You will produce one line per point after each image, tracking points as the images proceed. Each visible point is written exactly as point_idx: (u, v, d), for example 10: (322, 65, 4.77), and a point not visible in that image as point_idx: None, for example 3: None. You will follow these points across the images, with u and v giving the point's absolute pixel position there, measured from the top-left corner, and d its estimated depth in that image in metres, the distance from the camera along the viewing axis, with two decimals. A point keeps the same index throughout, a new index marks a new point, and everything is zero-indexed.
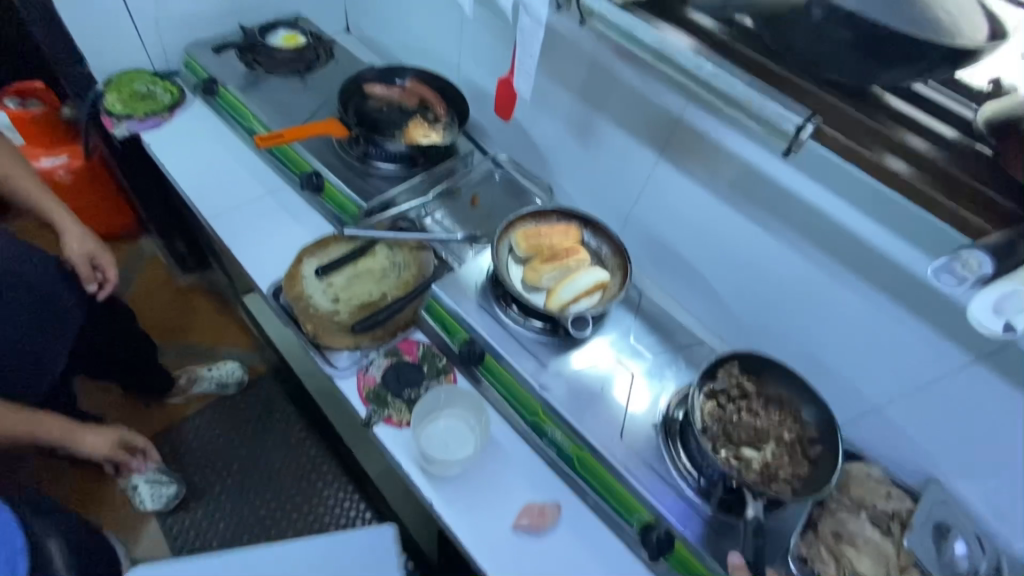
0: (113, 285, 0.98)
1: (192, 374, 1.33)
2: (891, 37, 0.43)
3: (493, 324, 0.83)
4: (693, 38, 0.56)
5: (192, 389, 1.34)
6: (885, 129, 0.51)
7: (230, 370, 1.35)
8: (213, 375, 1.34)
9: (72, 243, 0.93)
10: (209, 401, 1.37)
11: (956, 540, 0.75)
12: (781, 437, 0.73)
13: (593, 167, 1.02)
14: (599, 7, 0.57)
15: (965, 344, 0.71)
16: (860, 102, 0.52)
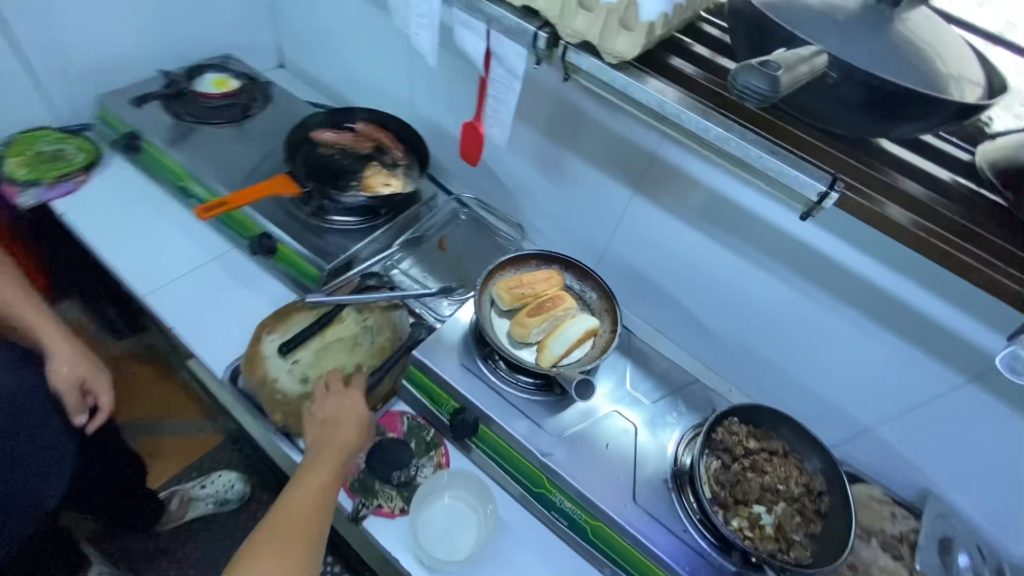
0: (105, 413, 0.87)
1: (184, 497, 1.15)
2: (908, 98, 0.41)
3: (483, 388, 0.76)
4: (685, 88, 0.52)
5: (186, 515, 1.15)
6: (891, 179, 0.49)
7: (228, 485, 1.18)
8: (210, 494, 1.17)
9: (61, 367, 0.82)
10: (196, 521, 1.19)
11: (959, 553, 0.76)
12: (789, 493, 0.71)
13: (566, 204, 0.98)
14: (584, 65, 0.51)
15: (958, 366, 0.72)
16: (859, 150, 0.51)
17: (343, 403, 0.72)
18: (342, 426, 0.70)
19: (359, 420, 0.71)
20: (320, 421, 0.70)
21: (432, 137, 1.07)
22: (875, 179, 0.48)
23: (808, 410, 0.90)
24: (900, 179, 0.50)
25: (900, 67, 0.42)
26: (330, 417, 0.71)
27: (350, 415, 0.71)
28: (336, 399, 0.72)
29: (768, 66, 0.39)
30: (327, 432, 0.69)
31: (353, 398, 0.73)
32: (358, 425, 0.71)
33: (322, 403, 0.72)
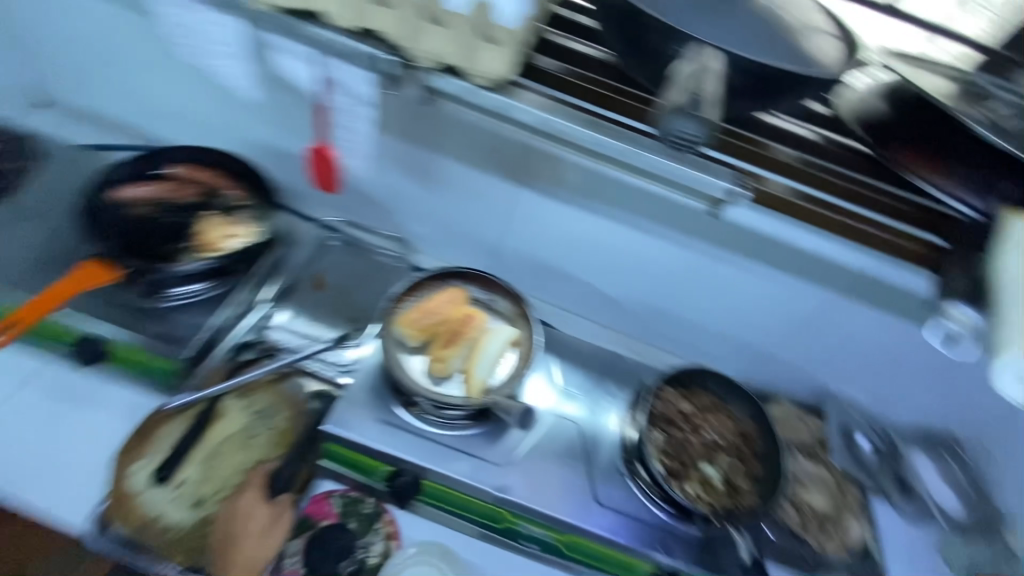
0: None
1: None
2: (779, 82, 0.50)
3: (413, 439, 0.69)
4: None
5: None
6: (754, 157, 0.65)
7: None
8: None
9: None
10: None
11: (858, 437, 0.90)
12: (728, 444, 0.75)
13: (444, 208, 0.90)
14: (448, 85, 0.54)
15: (840, 287, 0.77)
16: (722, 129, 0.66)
17: (249, 507, 0.66)
18: (250, 533, 0.65)
19: (271, 523, 0.66)
20: (223, 530, 0.65)
21: (270, 163, 0.91)
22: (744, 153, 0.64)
23: (721, 352, 0.93)
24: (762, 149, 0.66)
25: (769, 52, 0.50)
26: (234, 525, 0.65)
27: (258, 520, 0.66)
28: (241, 501, 0.66)
29: (697, 112, 0.46)
30: (231, 542, 0.64)
31: (257, 499, 0.67)
32: (269, 529, 0.66)
33: (225, 512, 0.66)
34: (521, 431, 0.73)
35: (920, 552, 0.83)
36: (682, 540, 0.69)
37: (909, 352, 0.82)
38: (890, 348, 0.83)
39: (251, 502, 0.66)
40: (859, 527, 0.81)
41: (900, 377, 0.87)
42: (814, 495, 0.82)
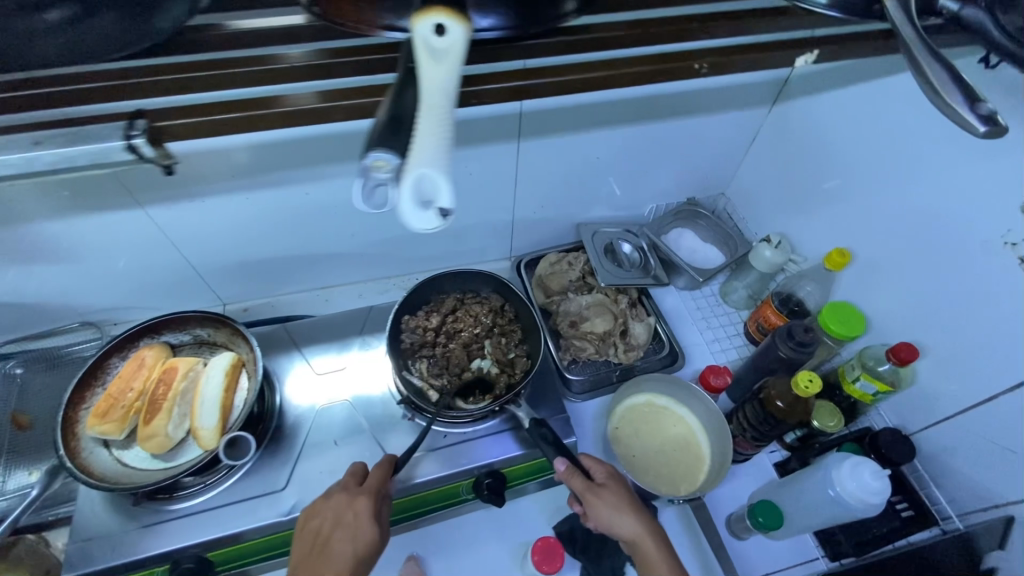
0: None
1: None
2: None
3: (180, 522, 0.64)
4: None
5: None
6: (238, 79, 0.46)
7: None
8: None
9: None
10: None
11: (621, 245, 0.95)
12: (487, 328, 0.77)
13: (103, 268, 0.77)
14: None
15: (505, 135, 0.75)
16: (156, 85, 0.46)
17: (348, 515, 0.58)
18: (332, 559, 0.56)
19: (361, 546, 0.58)
20: (313, 536, 0.59)
21: None
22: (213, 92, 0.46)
23: (471, 243, 0.94)
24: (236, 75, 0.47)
25: None
26: (323, 532, 0.58)
27: (347, 538, 0.57)
28: (337, 504, 0.59)
29: None
30: (316, 557, 0.57)
31: (360, 512, 0.59)
32: (354, 559, 0.57)
33: (317, 511, 0.60)
34: (232, 461, 0.64)
35: (701, 309, 0.94)
36: (485, 438, 0.70)
37: (608, 157, 0.85)
38: (591, 160, 0.84)
39: (355, 513, 0.59)
40: (641, 324, 0.86)
41: (620, 180, 0.90)
42: (595, 321, 0.84)
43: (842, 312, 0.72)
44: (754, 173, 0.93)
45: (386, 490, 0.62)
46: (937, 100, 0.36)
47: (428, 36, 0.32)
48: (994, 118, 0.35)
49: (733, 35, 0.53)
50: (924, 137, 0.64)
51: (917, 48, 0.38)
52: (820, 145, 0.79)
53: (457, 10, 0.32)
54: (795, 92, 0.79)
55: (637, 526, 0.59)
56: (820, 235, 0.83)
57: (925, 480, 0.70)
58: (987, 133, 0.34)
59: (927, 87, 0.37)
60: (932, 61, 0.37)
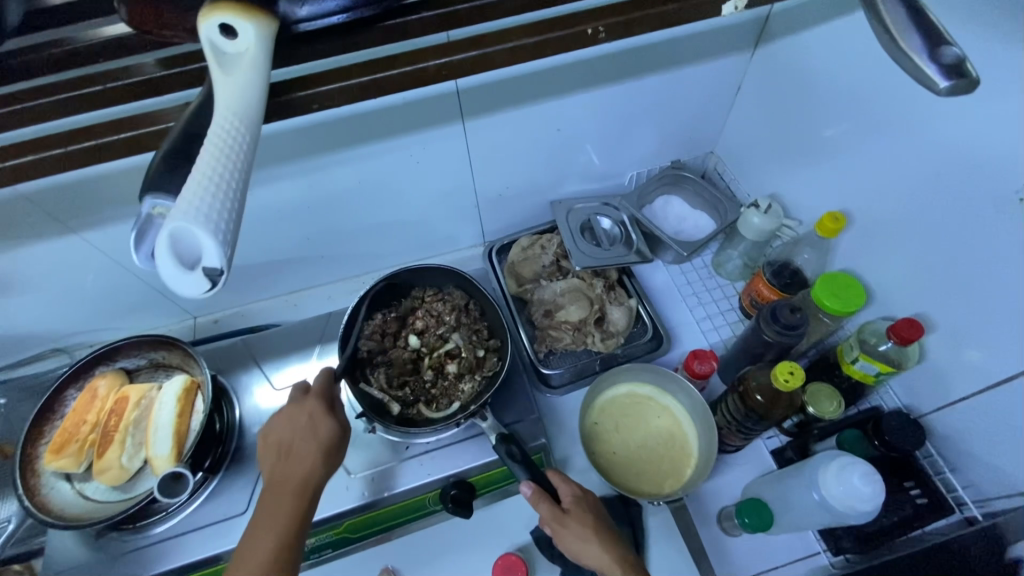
0: None
1: None
2: None
3: (146, 550, 0.63)
4: None
5: None
6: (52, 87, 0.37)
7: None
8: None
9: None
10: None
11: (600, 220, 0.86)
12: (452, 326, 0.72)
13: (54, 296, 0.74)
14: None
15: (449, 116, 0.66)
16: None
17: (303, 419, 0.58)
18: (300, 458, 0.56)
19: (326, 438, 0.57)
20: (275, 447, 0.57)
21: None
22: (13, 118, 0.35)
23: (438, 234, 0.87)
24: (52, 87, 0.37)
25: None
26: (284, 441, 0.57)
27: (309, 438, 0.57)
28: (289, 414, 0.59)
29: None
30: (285, 462, 0.56)
31: (314, 412, 0.59)
32: (323, 451, 0.57)
33: (274, 424, 0.59)
34: (172, 499, 0.61)
35: (693, 285, 0.86)
36: (450, 447, 0.67)
37: (574, 127, 0.75)
38: (554, 133, 0.75)
39: (310, 413, 0.59)
40: (620, 308, 0.79)
41: (593, 149, 0.81)
42: (570, 309, 0.79)
43: (837, 285, 0.64)
44: (744, 127, 0.82)
45: (336, 390, 0.62)
46: (900, 54, 0.34)
47: (216, 41, 0.29)
48: (961, 65, 0.33)
49: None
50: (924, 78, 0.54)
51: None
52: (818, 90, 0.67)
53: (247, 5, 0.29)
54: (787, 27, 0.67)
55: (601, 559, 0.55)
56: (817, 194, 0.73)
57: (938, 465, 0.62)
58: (950, 87, 0.32)
59: (882, 29, 0.35)
60: (897, 6, 0.35)
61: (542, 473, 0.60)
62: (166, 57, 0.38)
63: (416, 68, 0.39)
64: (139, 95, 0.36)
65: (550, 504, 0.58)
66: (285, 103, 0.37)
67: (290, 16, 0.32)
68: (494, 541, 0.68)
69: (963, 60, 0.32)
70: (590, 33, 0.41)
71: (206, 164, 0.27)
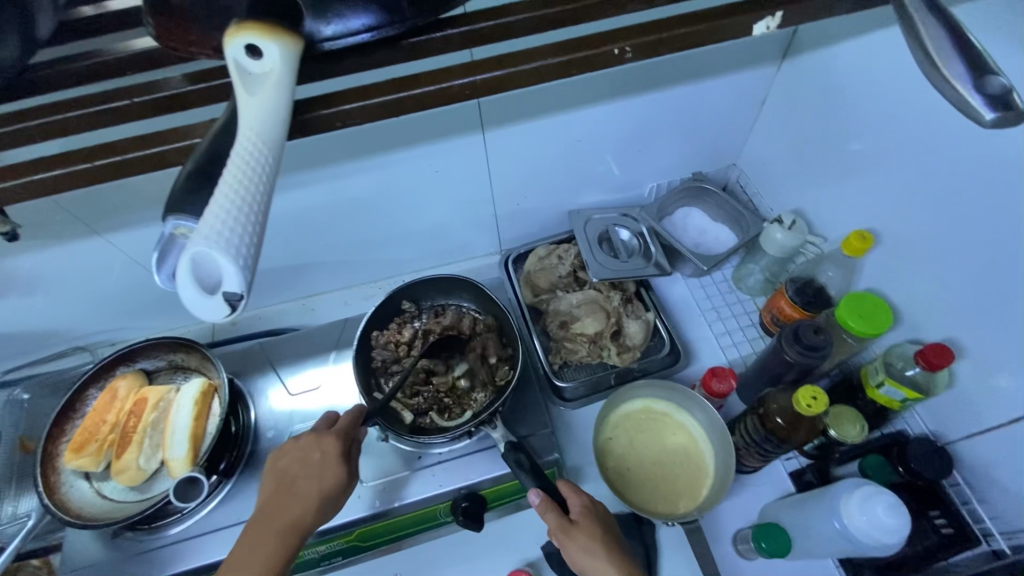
0: None
1: None
2: None
3: (161, 551, 0.63)
4: None
5: None
6: (82, 99, 0.37)
7: None
8: None
9: None
10: None
11: (618, 232, 0.85)
12: (466, 337, 0.72)
13: (79, 295, 0.76)
14: None
15: (468, 126, 0.66)
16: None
17: (314, 454, 0.58)
18: (299, 497, 0.55)
19: (330, 483, 0.56)
20: (281, 475, 0.57)
21: None
22: (46, 129, 0.36)
23: (455, 242, 0.87)
24: (80, 99, 0.38)
25: None
26: (291, 472, 0.57)
27: (314, 478, 0.57)
28: (304, 445, 0.59)
29: None
30: (283, 495, 0.56)
31: (328, 452, 0.58)
32: (323, 496, 0.56)
33: (286, 451, 0.59)
34: (188, 502, 0.61)
35: (712, 299, 0.85)
36: (462, 458, 0.66)
37: (594, 138, 0.74)
38: (573, 143, 0.74)
39: (324, 452, 0.58)
40: (637, 321, 0.78)
41: (614, 160, 0.80)
42: (586, 321, 0.77)
43: (863, 306, 0.62)
44: (768, 139, 0.80)
45: (357, 432, 0.61)
46: (942, 81, 0.33)
47: (242, 62, 0.30)
48: (1006, 94, 0.32)
49: None
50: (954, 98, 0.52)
51: (921, 19, 0.35)
52: (846, 105, 0.65)
53: (273, 26, 0.30)
54: (815, 39, 0.66)
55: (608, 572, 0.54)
56: (843, 210, 0.71)
57: (965, 494, 0.59)
58: (996, 119, 0.31)
59: (923, 56, 0.34)
60: (939, 31, 0.34)
61: (551, 483, 0.60)
62: (195, 72, 0.38)
63: (441, 88, 0.39)
64: (166, 110, 0.36)
65: (556, 515, 0.57)
66: (308, 119, 0.37)
67: (315, 35, 0.33)
68: (504, 555, 0.67)
69: (1010, 91, 0.31)
70: (614, 53, 0.40)
71: (226, 191, 0.27)
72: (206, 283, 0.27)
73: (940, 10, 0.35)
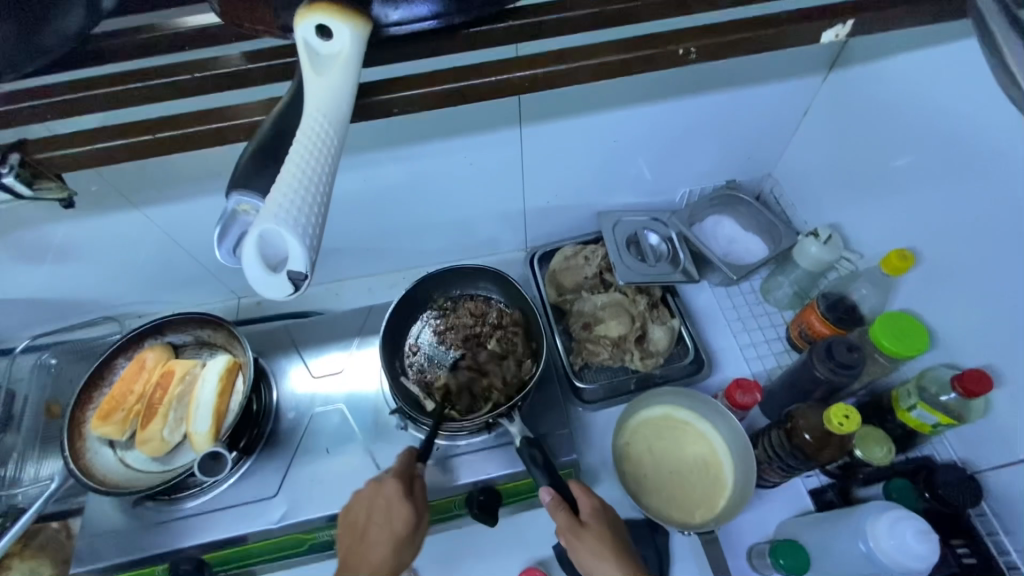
0: None
1: None
2: None
3: (177, 523, 0.64)
4: None
5: None
6: (140, 72, 0.38)
7: None
8: None
9: None
10: None
11: (647, 235, 0.84)
12: (493, 328, 0.72)
13: (111, 266, 0.77)
14: None
15: (507, 121, 0.66)
16: (39, 96, 0.38)
17: (381, 499, 0.57)
18: (370, 547, 0.55)
19: (399, 526, 0.55)
20: (351, 527, 0.57)
21: None
22: (106, 98, 0.37)
23: (481, 237, 0.86)
24: (139, 72, 0.38)
25: None
26: (361, 521, 0.57)
27: (383, 524, 0.56)
28: (368, 493, 0.58)
29: None
30: (358, 545, 0.56)
31: (390, 496, 0.56)
32: (394, 543, 0.55)
33: (354, 503, 0.58)
34: (209, 479, 0.62)
35: (738, 309, 0.83)
36: (480, 452, 0.66)
37: (629, 140, 0.74)
38: (608, 144, 0.74)
39: (388, 496, 0.57)
40: (662, 327, 0.78)
41: (648, 163, 0.79)
42: (610, 324, 0.77)
43: (898, 326, 0.61)
44: (806, 152, 0.79)
45: (416, 466, 0.60)
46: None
47: (311, 42, 0.31)
48: None
49: None
50: (1007, 123, 0.51)
51: (1003, 36, 0.34)
52: (892, 121, 0.64)
53: (344, 8, 0.31)
54: (864, 52, 0.64)
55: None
56: (881, 228, 0.69)
57: (993, 526, 0.58)
58: None
59: (1004, 72, 0.33)
60: (1023, 49, 0.33)
61: (563, 481, 0.59)
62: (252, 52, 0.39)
63: (502, 80, 0.40)
64: (225, 87, 0.37)
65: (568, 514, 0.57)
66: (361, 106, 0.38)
67: (382, 19, 0.35)
68: (515, 552, 0.67)
69: None
70: (682, 54, 0.41)
71: (286, 183, 0.28)
72: (274, 261, 0.29)
73: (1020, 23, 0.34)
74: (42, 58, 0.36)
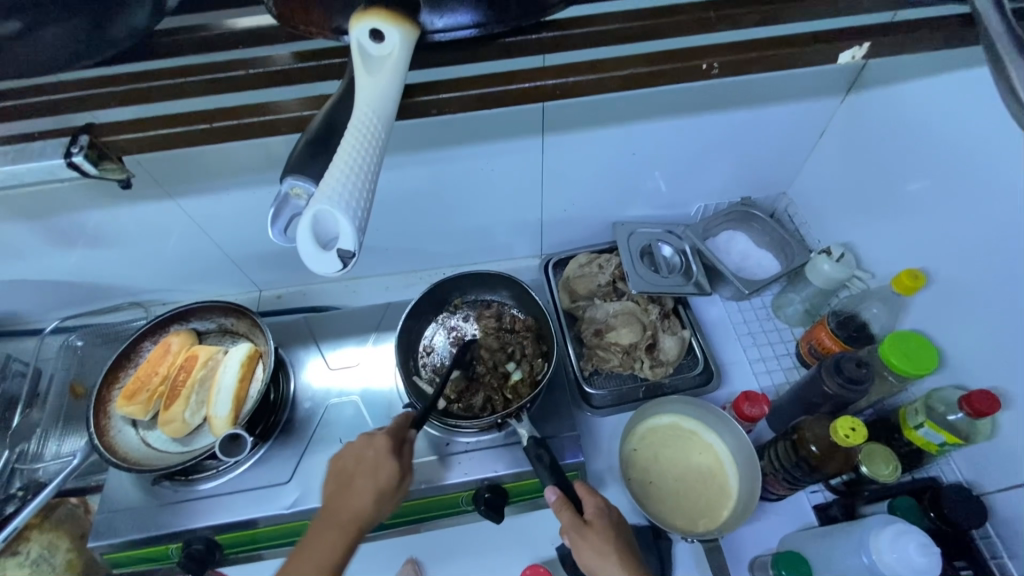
0: None
1: None
2: None
3: (193, 504, 0.66)
4: None
5: None
6: (197, 68, 0.41)
7: None
8: None
9: None
10: None
11: (661, 247, 0.86)
12: (507, 332, 0.74)
13: (141, 254, 0.80)
14: None
15: (531, 130, 0.69)
16: (106, 86, 0.41)
17: (369, 452, 0.57)
18: (355, 494, 0.55)
19: (385, 478, 0.56)
20: (336, 476, 0.57)
21: None
22: (166, 91, 0.41)
23: (497, 243, 0.88)
24: (196, 69, 0.41)
25: None
26: (347, 469, 0.57)
27: (369, 474, 0.56)
28: (359, 444, 0.58)
29: None
30: (342, 491, 0.56)
31: (379, 449, 0.57)
32: (378, 492, 0.55)
33: (343, 452, 0.59)
34: (229, 459, 0.64)
35: (748, 324, 0.85)
36: (490, 450, 0.67)
37: (647, 154, 0.76)
38: (627, 157, 0.76)
39: (376, 450, 0.58)
40: (673, 337, 0.79)
41: (664, 177, 0.81)
42: (621, 332, 0.78)
43: (908, 345, 0.61)
44: (822, 171, 0.80)
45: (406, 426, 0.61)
46: None
47: (365, 45, 0.34)
48: None
49: (806, 18, 0.44)
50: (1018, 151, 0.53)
51: (1013, 65, 0.35)
52: (907, 144, 0.65)
53: (396, 14, 0.34)
54: (882, 77, 0.66)
55: None
56: (893, 249, 0.71)
57: (997, 547, 0.58)
58: None
59: (1012, 99, 0.35)
60: None
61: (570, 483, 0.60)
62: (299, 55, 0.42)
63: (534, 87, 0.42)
64: (275, 83, 0.41)
65: (573, 513, 0.58)
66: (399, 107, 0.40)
67: (427, 26, 0.37)
68: (519, 551, 0.68)
69: None
70: (705, 68, 0.44)
71: (335, 177, 0.31)
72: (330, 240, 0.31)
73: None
74: (105, 52, 0.39)
